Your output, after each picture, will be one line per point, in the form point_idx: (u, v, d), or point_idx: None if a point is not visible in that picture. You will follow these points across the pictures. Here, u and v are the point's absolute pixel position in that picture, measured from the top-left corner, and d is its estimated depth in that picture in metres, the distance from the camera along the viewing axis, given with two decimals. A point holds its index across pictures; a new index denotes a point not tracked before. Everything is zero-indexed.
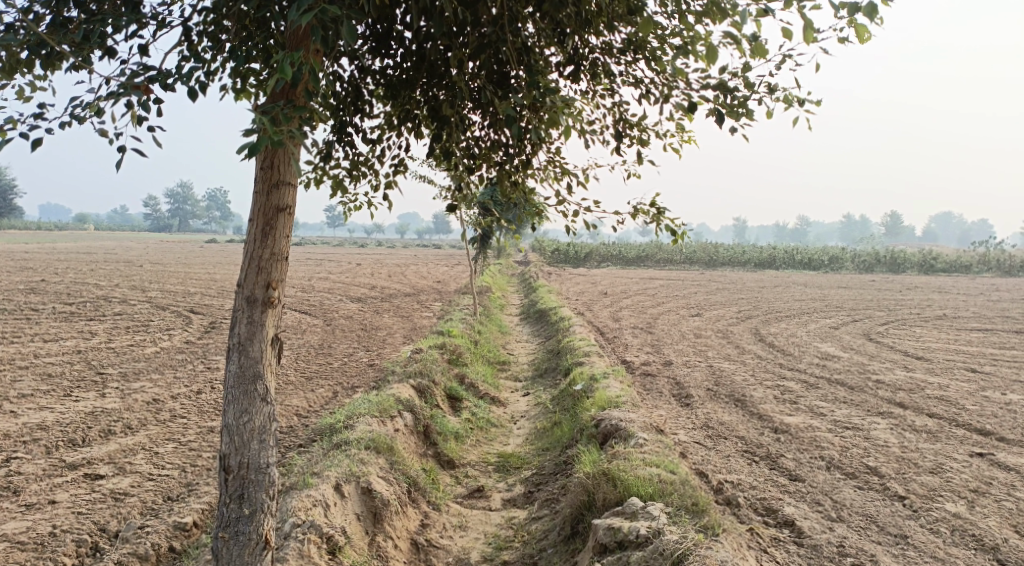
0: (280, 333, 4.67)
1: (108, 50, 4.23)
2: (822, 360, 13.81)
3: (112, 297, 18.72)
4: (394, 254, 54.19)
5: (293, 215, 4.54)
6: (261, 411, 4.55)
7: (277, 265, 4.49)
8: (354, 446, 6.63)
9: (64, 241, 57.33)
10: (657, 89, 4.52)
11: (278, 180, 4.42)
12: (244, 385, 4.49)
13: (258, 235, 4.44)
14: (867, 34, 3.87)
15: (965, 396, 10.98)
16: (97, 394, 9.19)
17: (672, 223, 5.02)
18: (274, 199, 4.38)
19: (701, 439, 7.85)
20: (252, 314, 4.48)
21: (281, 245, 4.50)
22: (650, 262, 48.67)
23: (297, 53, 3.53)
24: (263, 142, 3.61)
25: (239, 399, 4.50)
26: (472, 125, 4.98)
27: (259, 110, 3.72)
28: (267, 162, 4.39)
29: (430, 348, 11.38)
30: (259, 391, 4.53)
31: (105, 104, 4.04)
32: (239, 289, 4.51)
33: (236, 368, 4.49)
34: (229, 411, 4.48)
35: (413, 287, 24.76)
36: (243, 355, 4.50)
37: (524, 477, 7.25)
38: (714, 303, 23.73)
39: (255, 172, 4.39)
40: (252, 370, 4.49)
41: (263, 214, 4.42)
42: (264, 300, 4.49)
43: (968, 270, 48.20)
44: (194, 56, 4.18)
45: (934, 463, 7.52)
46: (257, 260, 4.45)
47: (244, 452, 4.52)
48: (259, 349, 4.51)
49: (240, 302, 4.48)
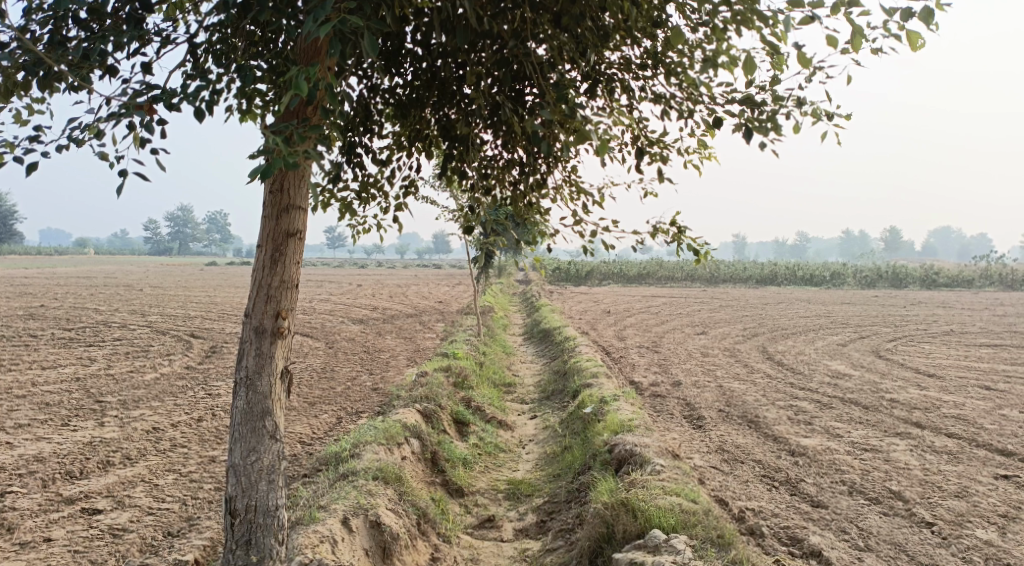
0: (289, 365, 4.48)
1: (108, 69, 4.06)
2: (832, 379, 13.58)
3: (111, 322, 18.49)
4: (394, 275, 54.09)
5: (304, 240, 4.35)
6: (270, 449, 4.36)
7: (287, 294, 4.30)
8: (362, 476, 6.41)
9: (64, 265, 57.19)
10: (681, 104, 4.34)
11: (288, 203, 4.24)
12: (252, 422, 4.30)
13: (266, 262, 4.24)
14: (921, 41, 3.70)
15: (982, 415, 10.74)
16: (95, 423, 8.96)
17: (694, 242, 4.84)
18: (284, 224, 4.19)
19: (717, 464, 7.62)
20: (261, 346, 4.29)
21: (291, 272, 4.31)
22: (652, 279, 48.50)
23: (312, 68, 3.37)
24: (275, 164, 3.43)
25: (247, 437, 4.30)
26: (484, 146, 4.81)
27: (270, 130, 3.54)
28: (276, 185, 4.21)
29: (436, 370, 11.16)
30: (268, 428, 4.33)
31: (107, 125, 3.88)
32: (247, 319, 4.32)
33: (244, 404, 4.30)
34: (236, 450, 4.29)
35: (415, 308, 24.55)
36: (250, 391, 4.30)
37: (536, 505, 7.01)
38: (719, 321, 23.52)
39: (264, 196, 4.20)
40: (261, 406, 4.30)
41: (273, 240, 4.23)
42: (273, 330, 4.29)
43: (969, 285, 47.94)
44: (199, 74, 4.01)
45: (959, 487, 7.28)
46: (266, 287, 4.26)
47: (252, 494, 4.33)
48: (268, 383, 4.31)
49: (248, 333, 4.29)
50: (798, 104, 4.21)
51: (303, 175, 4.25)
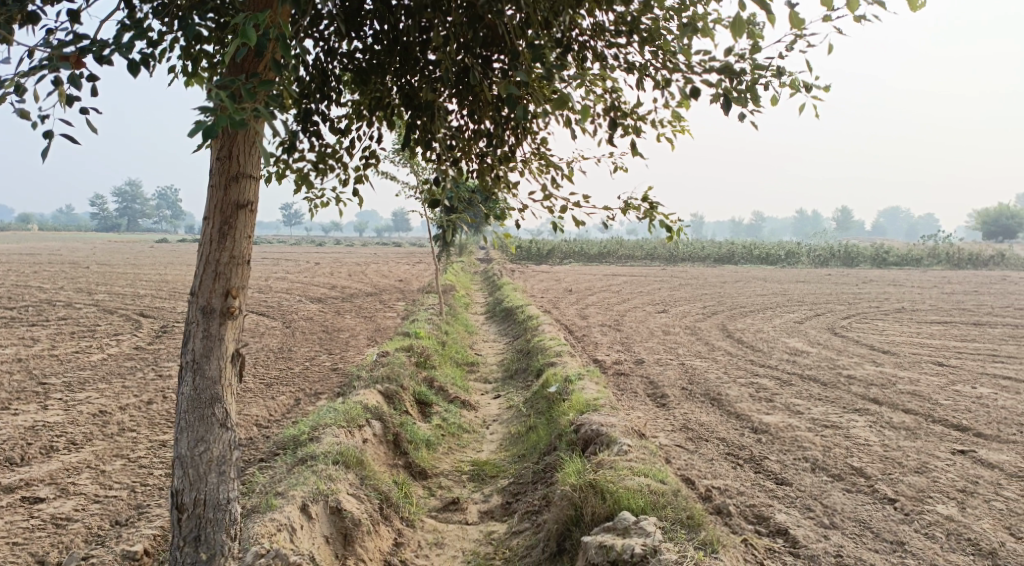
0: (240, 347, 4.29)
1: (29, 16, 3.80)
2: (791, 356, 13.71)
3: (57, 301, 17.90)
4: (352, 252, 53.54)
5: (255, 211, 4.15)
6: (221, 438, 4.18)
7: (236, 270, 4.10)
8: (322, 461, 6.23)
9: (8, 241, 55.44)
10: (657, 73, 4.24)
11: (238, 171, 4.02)
12: (200, 410, 4.11)
13: (215, 236, 4.03)
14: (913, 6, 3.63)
15: (937, 391, 10.92)
16: (39, 407, 8.64)
17: (666, 219, 4.76)
18: (233, 195, 3.98)
19: (682, 442, 7.60)
20: (210, 327, 4.09)
21: (241, 246, 4.11)
22: (612, 258, 48.70)
23: (260, 15, 3.19)
24: (219, 123, 3.20)
25: (194, 426, 4.12)
26: (449, 115, 4.73)
27: (215, 86, 3.31)
28: (225, 152, 3.99)
29: (397, 350, 10.98)
30: (217, 416, 4.15)
31: (30, 79, 3.63)
32: (194, 298, 4.11)
33: (191, 390, 4.10)
34: (183, 440, 4.10)
35: (374, 286, 24.25)
36: (198, 376, 4.10)
37: (501, 486, 6.93)
38: (679, 299, 23.66)
39: (210, 164, 3.98)
40: (209, 393, 4.10)
41: (221, 213, 4.01)
42: (223, 310, 4.09)
43: (918, 263, 49.01)
44: (133, 25, 3.78)
45: (919, 462, 7.37)
46: (215, 263, 4.05)
47: (200, 487, 4.15)
48: (217, 367, 4.12)
49: (194, 313, 4.08)
50: (777, 75, 4.14)
51: (253, 141, 4.04)
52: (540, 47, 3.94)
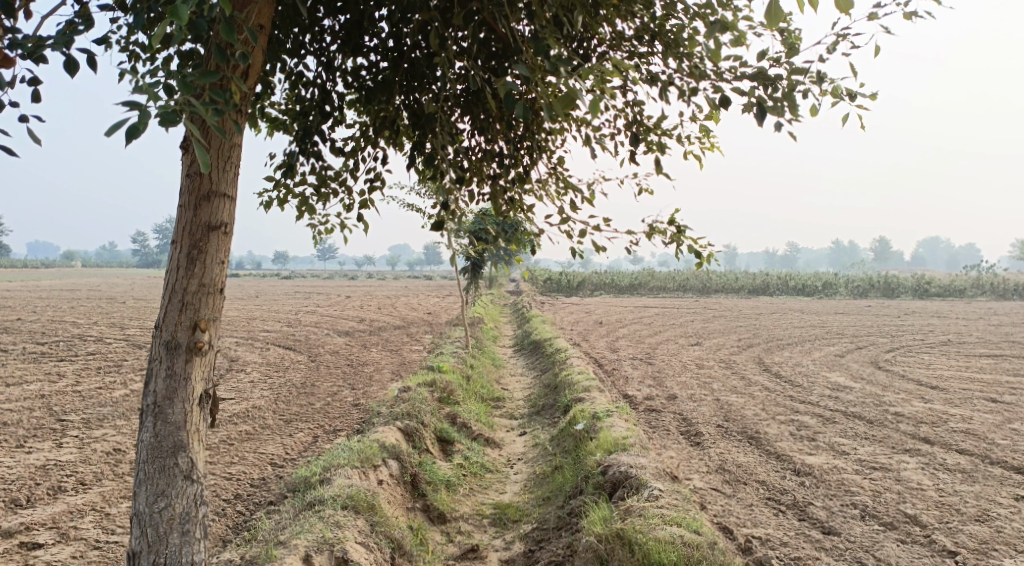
0: (211, 389, 4.19)
1: None
2: (833, 392, 13.04)
3: (87, 336, 17.81)
4: (384, 286, 53.57)
5: (229, 235, 4.09)
6: (184, 492, 4.07)
7: (205, 300, 4.02)
8: (330, 506, 5.86)
9: (47, 276, 56.46)
10: (682, 82, 3.86)
11: (210, 189, 3.98)
12: (161, 460, 4.01)
13: (182, 263, 3.96)
14: None
15: (993, 429, 10.23)
16: (53, 444, 8.38)
17: (696, 243, 4.35)
18: (202, 215, 3.94)
19: (718, 486, 7.10)
20: (174, 365, 4.00)
21: (212, 274, 4.03)
22: (644, 290, 48.08)
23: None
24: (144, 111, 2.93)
25: (155, 478, 4.01)
26: (461, 135, 4.45)
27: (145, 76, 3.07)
28: (197, 168, 3.96)
29: (419, 385, 10.59)
30: (180, 467, 4.04)
31: None
32: (159, 332, 4.04)
33: (152, 437, 4.01)
34: (142, 495, 4.00)
35: (403, 320, 23.94)
36: (161, 421, 4.01)
37: (524, 532, 6.48)
38: (714, 332, 23.02)
39: (181, 181, 3.96)
40: (172, 440, 4.01)
41: (190, 235, 3.96)
42: (189, 345, 4.01)
43: (962, 294, 47.59)
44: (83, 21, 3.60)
45: (979, 509, 6.77)
46: (181, 292, 3.98)
47: (159, 549, 4.02)
48: (181, 411, 4.03)
49: (159, 349, 4.01)
50: (818, 82, 3.73)
51: (228, 157, 4.01)
52: (546, 39, 3.57)
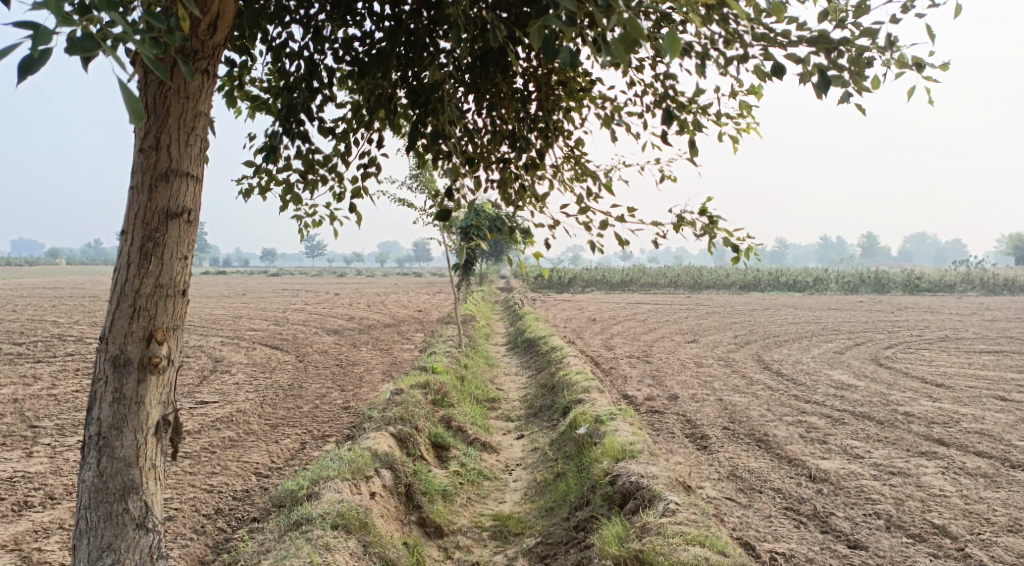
0: (170, 416, 3.74)
1: None
2: (838, 390, 12.67)
3: (67, 336, 17.16)
4: (373, 283, 53.04)
5: (191, 224, 3.65)
6: (136, 542, 3.61)
7: (161, 306, 3.57)
8: (317, 525, 5.40)
9: (27, 274, 55.86)
10: (722, 48, 3.41)
11: (168, 167, 3.55)
12: (108, 505, 3.56)
13: (134, 259, 3.52)
14: None
15: (1007, 430, 9.86)
16: (23, 454, 7.86)
17: (731, 234, 3.91)
18: (155, 198, 3.50)
19: (733, 495, 6.69)
20: (124, 387, 3.55)
21: (170, 275, 3.58)
22: (635, 286, 47.65)
23: None
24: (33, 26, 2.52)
25: (101, 525, 3.56)
26: (465, 113, 4.02)
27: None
28: (152, 141, 3.53)
29: (412, 387, 10.11)
30: (131, 513, 3.59)
31: None
32: (106, 346, 3.59)
33: (96, 474, 3.56)
34: (85, 548, 3.56)
35: (393, 318, 23.45)
36: (106, 456, 3.55)
37: (526, 547, 6.04)
38: (708, 328, 22.65)
39: (133, 157, 3.52)
40: (121, 480, 3.56)
41: (143, 222, 3.53)
42: (140, 362, 3.56)
43: (952, 290, 47.48)
44: None
45: (1010, 518, 6.38)
46: (132, 296, 3.53)
47: None
48: (132, 444, 3.57)
49: (106, 366, 3.56)
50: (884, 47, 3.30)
51: (190, 128, 3.58)
52: None
